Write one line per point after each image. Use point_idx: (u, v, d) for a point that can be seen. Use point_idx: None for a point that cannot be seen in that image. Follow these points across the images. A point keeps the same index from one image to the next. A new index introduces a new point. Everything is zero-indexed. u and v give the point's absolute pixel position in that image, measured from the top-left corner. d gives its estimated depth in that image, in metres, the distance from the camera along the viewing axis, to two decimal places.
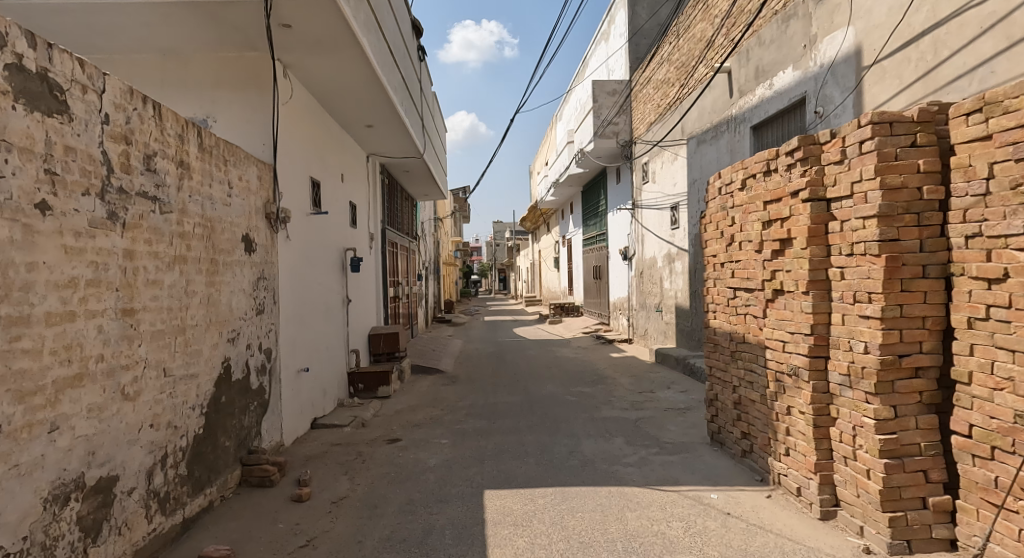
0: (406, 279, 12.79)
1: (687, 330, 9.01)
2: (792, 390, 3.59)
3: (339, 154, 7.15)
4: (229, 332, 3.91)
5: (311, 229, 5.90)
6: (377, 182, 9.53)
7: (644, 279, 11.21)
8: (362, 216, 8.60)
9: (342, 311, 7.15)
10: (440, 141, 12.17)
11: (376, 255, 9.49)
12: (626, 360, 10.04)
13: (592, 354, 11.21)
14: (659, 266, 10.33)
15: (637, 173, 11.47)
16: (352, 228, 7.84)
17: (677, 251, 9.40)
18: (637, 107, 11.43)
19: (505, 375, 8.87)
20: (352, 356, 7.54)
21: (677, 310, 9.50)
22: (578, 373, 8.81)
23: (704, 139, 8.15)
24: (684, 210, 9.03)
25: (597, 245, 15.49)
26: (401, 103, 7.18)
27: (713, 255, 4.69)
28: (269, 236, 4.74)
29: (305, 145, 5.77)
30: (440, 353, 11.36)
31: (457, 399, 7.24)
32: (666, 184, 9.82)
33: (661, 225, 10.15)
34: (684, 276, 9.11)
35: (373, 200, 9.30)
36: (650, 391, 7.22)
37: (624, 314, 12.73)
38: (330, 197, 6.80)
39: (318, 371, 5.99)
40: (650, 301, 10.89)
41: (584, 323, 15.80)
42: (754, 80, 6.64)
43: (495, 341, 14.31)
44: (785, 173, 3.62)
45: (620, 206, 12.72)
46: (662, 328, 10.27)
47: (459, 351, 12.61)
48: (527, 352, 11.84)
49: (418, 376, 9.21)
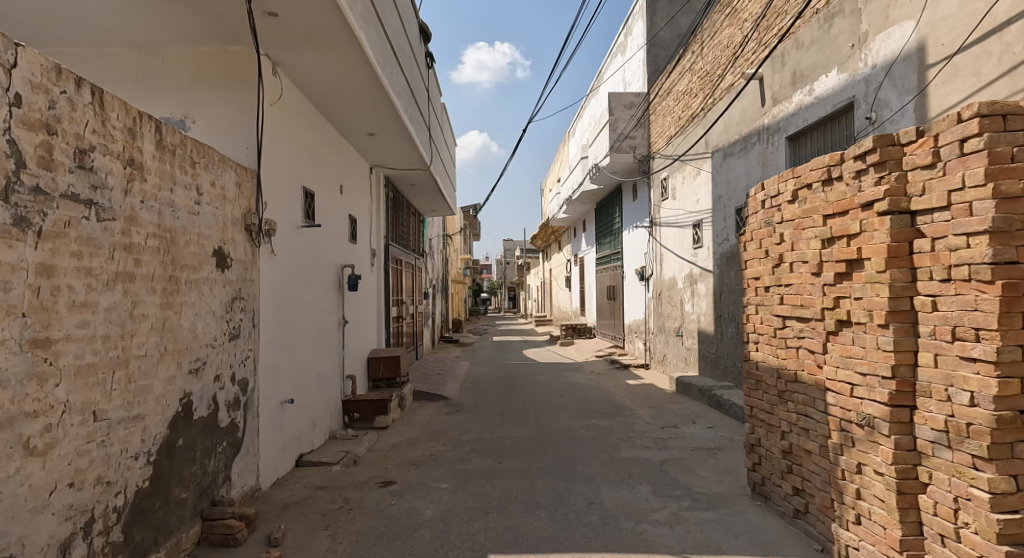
0: (412, 298, 12.27)
1: (712, 357, 8.34)
2: (865, 445, 2.94)
3: (338, 162, 6.66)
4: (192, 361, 3.35)
5: (302, 243, 5.37)
6: (381, 195, 9.06)
7: (662, 301, 10.58)
8: (364, 231, 8.10)
9: (337, 332, 6.58)
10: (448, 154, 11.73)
11: (379, 272, 8.96)
12: (644, 389, 9.36)
13: (607, 381, 10.54)
14: (679, 287, 9.71)
15: (656, 190, 10.92)
16: (351, 243, 7.31)
17: (700, 272, 8.78)
18: (656, 120, 10.91)
19: (514, 404, 8.23)
20: (348, 382, 6.96)
21: (700, 336, 8.84)
22: (594, 403, 8.15)
23: (730, 152, 7.59)
24: (709, 228, 8.43)
25: (611, 265, 14.89)
26: (406, 111, 6.68)
27: (756, 277, 4.08)
28: (249, 250, 4.20)
29: (298, 152, 5.27)
30: (445, 376, 10.75)
31: (461, 431, 6.61)
32: (688, 201, 9.25)
33: (682, 245, 9.55)
34: (709, 299, 8.48)
35: (376, 215, 8.81)
36: (674, 426, 6.55)
37: (640, 337, 12.07)
38: (327, 210, 6.28)
39: (307, 401, 5.42)
40: (669, 324, 10.23)
41: (597, 345, 15.13)
42: (791, 86, 6.08)
43: (503, 364, 13.66)
44: (853, 181, 3.02)
45: (636, 224, 12.15)
46: (683, 354, 9.60)
47: (466, 374, 11.98)
48: (538, 377, 11.18)
49: (421, 402, 8.59)
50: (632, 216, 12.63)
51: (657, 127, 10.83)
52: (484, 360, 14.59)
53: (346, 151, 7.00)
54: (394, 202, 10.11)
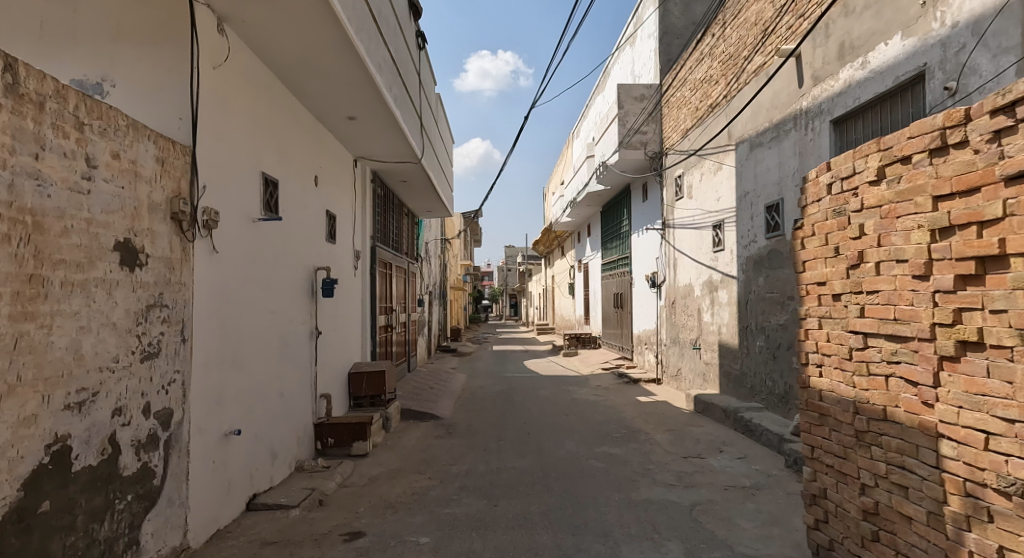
0: (405, 305, 11.44)
1: (735, 374, 7.47)
2: (1014, 522, 2.08)
3: (311, 148, 5.80)
4: (75, 392, 2.47)
5: (259, 240, 4.52)
6: (368, 191, 8.21)
7: (677, 309, 9.70)
8: (346, 229, 7.25)
9: (308, 345, 5.71)
10: (444, 150, 10.91)
11: (364, 276, 8.10)
12: (657, 407, 8.47)
13: (616, 397, 9.65)
14: (696, 295, 8.84)
15: (669, 188, 10.07)
16: (329, 242, 6.46)
17: (722, 278, 7.91)
18: (669, 113, 10.09)
19: (514, 425, 7.34)
20: (323, 402, 6.09)
21: (721, 349, 7.95)
22: (604, 425, 7.26)
23: (759, 142, 6.75)
24: (731, 229, 7.58)
25: (618, 271, 14.04)
26: (389, 90, 5.83)
27: (820, 282, 3.21)
28: (179, 245, 3.33)
29: (253, 129, 4.42)
30: (438, 391, 9.87)
31: (451, 462, 5.72)
32: (707, 199, 8.40)
33: (700, 248, 8.68)
34: (732, 308, 7.60)
35: (361, 212, 7.97)
36: (698, 456, 5.66)
37: (651, 349, 11.18)
38: (295, 202, 5.42)
39: (264, 429, 4.53)
40: (685, 336, 9.34)
41: (603, 356, 14.25)
42: (839, 61, 5.23)
43: (502, 376, 12.78)
44: (988, 148, 2.18)
45: (647, 227, 11.30)
46: (700, 369, 8.71)
47: (463, 388, 11.11)
48: (540, 393, 10.28)
49: (410, 423, 7.71)
50: (642, 218, 11.77)
51: (671, 121, 10.00)
52: (483, 371, 13.73)
53: (321, 137, 6.17)
54: (383, 200, 9.27)
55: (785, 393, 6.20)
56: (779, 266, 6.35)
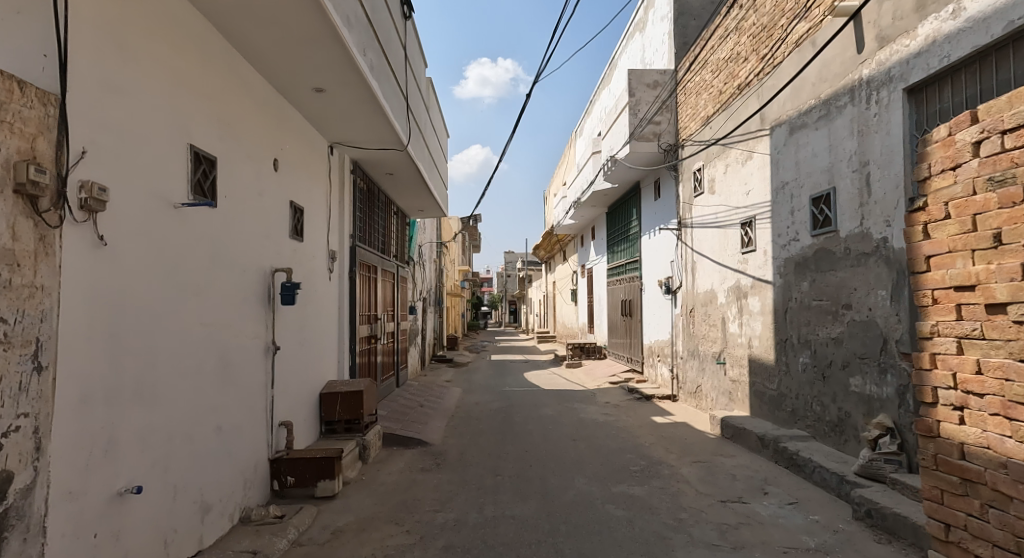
0: (394, 313, 10.42)
1: (771, 395, 6.44)
2: None
3: (268, 124, 4.81)
4: None
5: (185, 232, 3.51)
6: (346, 183, 7.21)
7: (696, 318, 8.70)
8: (317, 225, 6.24)
9: (262, 362, 4.68)
10: (435, 142, 9.92)
11: (342, 280, 7.09)
12: (677, 431, 7.45)
13: (628, 418, 8.63)
14: (720, 303, 7.85)
15: (686, 184, 9.10)
16: (293, 239, 5.44)
17: (752, 283, 6.92)
18: (687, 101, 9.11)
19: (513, 455, 6.33)
20: (284, 431, 5.06)
21: (751, 366, 6.94)
22: (619, 455, 6.24)
23: (802, 123, 5.76)
24: (765, 226, 6.59)
25: (625, 276, 13.06)
26: (364, 55, 4.85)
27: (963, 284, 2.37)
28: (28, 231, 2.33)
29: (175, 88, 3.42)
30: (429, 411, 8.83)
31: (437, 507, 4.70)
32: (733, 194, 7.42)
33: (725, 249, 7.69)
34: (766, 318, 6.60)
35: (338, 208, 6.97)
36: (739, 501, 4.64)
37: (666, 363, 10.16)
38: (245, 188, 4.41)
39: (188, 477, 3.49)
40: (707, 349, 8.33)
41: (610, 368, 13.25)
42: (916, 15, 4.25)
43: (501, 391, 11.75)
44: None
45: (660, 227, 10.31)
46: (725, 387, 7.70)
47: (457, 405, 10.09)
48: (543, 411, 9.26)
49: (394, 450, 6.68)
50: (654, 218, 10.79)
51: (689, 109, 9.03)
52: (480, 384, 12.70)
53: (284, 114, 5.17)
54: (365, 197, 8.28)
55: (839, 422, 5.15)
56: (829, 269, 5.33)
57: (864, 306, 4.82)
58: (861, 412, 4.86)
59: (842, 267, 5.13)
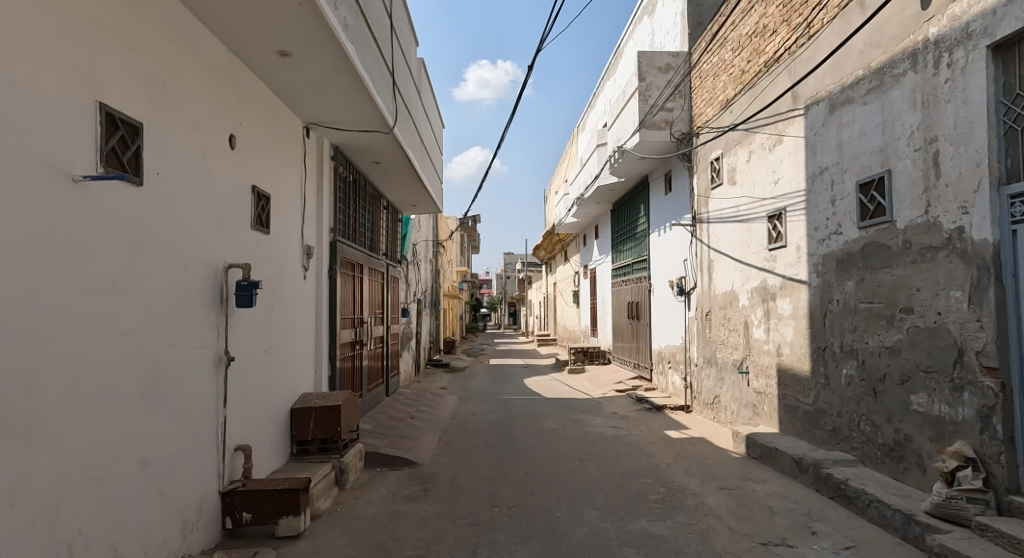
0: (384, 316, 9.67)
1: (806, 411, 5.67)
2: None
3: (220, 92, 4.04)
4: None
5: (92, 216, 2.75)
6: (326, 170, 6.45)
7: (715, 322, 7.96)
8: (289, 216, 5.47)
9: (212, 376, 3.91)
10: (429, 130, 9.17)
11: (322, 278, 6.32)
12: (695, 448, 6.70)
13: (639, 431, 7.88)
14: (743, 305, 7.10)
15: (703, 175, 8.35)
16: (256, 231, 4.68)
17: (782, 284, 6.18)
18: (703, 85, 8.36)
19: (513, 479, 5.57)
20: (241, 456, 4.28)
21: (781, 377, 6.19)
22: (632, 480, 5.48)
23: (846, 98, 5.01)
24: (798, 219, 5.84)
25: (632, 277, 12.33)
26: (336, 11, 4.09)
27: None
28: None
29: (76, 29, 2.67)
30: (420, 424, 8.06)
31: (421, 551, 3.92)
32: (757, 183, 6.68)
33: (748, 246, 6.95)
34: (799, 323, 5.85)
35: (314, 198, 6.19)
36: (784, 543, 3.87)
37: (679, 370, 9.43)
38: (188, 165, 3.65)
39: (93, 530, 2.71)
40: (726, 357, 7.59)
41: (616, 374, 12.51)
42: None
43: (500, 399, 10.99)
44: None
45: (673, 223, 9.58)
46: (748, 400, 6.96)
47: (452, 415, 9.32)
48: (546, 423, 8.50)
49: (378, 472, 5.91)
50: (666, 214, 10.06)
51: (704, 94, 8.27)
52: (478, 392, 11.95)
53: (244, 83, 4.41)
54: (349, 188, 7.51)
55: (896, 446, 4.38)
56: (882, 266, 4.57)
57: (931, 309, 4.05)
58: (928, 436, 4.09)
59: (899, 264, 4.36)
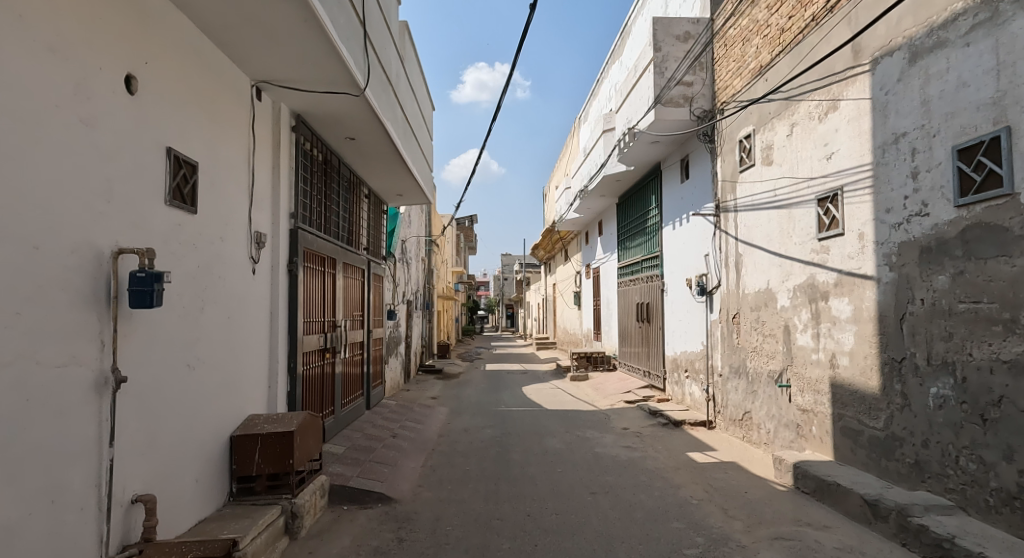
0: (365, 319, 8.58)
1: (875, 438, 4.58)
2: None
3: (110, 14, 2.96)
4: None
5: None
6: (286, 143, 5.36)
7: (745, 326, 6.89)
8: (230, 194, 4.36)
9: (93, 403, 2.80)
10: (414, 107, 8.09)
11: (280, 273, 5.22)
12: (729, 477, 5.61)
13: (657, 453, 6.80)
14: (782, 307, 6.06)
15: (730, 156, 7.30)
16: (176, 207, 3.58)
17: (837, 280, 5.10)
18: (728, 54, 7.31)
19: (512, 524, 4.49)
20: (141, 510, 3.14)
21: (837, 393, 5.11)
22: (659, 525, 4.40)
23: (936, 44, 3.96)
24: (860, 200, 4.77)
25: (642, 276, 11.28)
26: None
27: None
28: None
29: None
30: (404, 446, 6.96)
31: None
32: (803, 160, 5.63)
33: (790, 236, 5.88)
34: (863, 327, 4.76)
35: (269, 176, 5.10)
36: None
37: (700, 380, 8.36)
38: (43, 104, 2.54)
39: None
40: (761, 367, 6.52)
41: (624, 383, 11.45)
42: None
43: (496, 411, 9.90)
44: None
45: (693, 214, 8.54)
46: (790, 419, 5.88)
47: (441, 432, 8.22)
48: (549, 442, 7.42)
49: (345, 512, 4.80)
50: (684, 205, 9.02)
51: (731, 64, 7.21)
52: (472, 402, 10.87)
53: (152, 8, 3.31)
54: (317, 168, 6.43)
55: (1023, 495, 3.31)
56: (993, 255, 3.51)
57: None
58: None
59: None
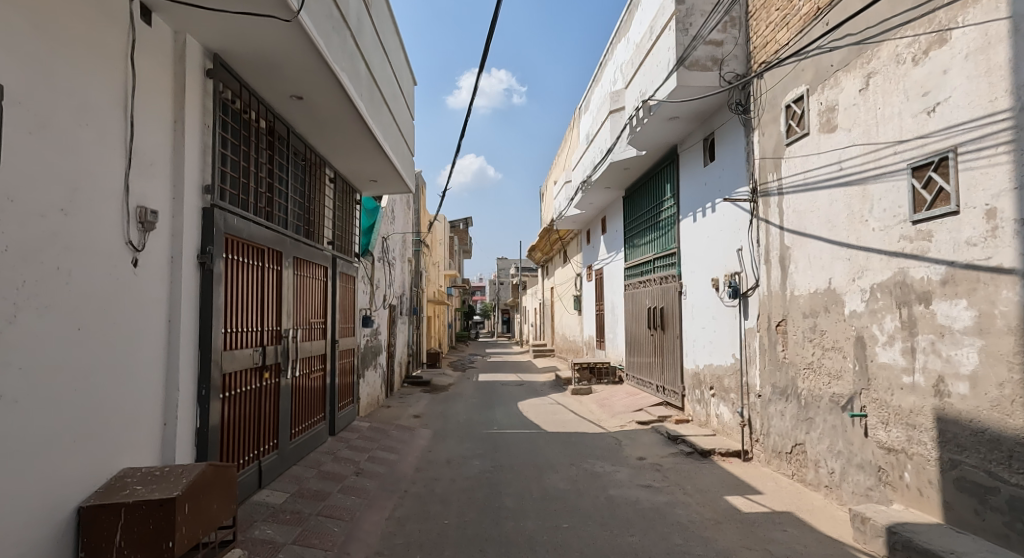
0: (330, 326, 7.20)
1: (1022, 501, 3.22)
2: None
3: None
4: None
5: None
6: (196, 91, 3.97)
7: (799, 336, 5.53)
8: (85, 149, 2.97)
9: None
10: (388, 72, 6.78)
11: (183, 267, 3.82)
12: (791, 539, 4.22)
13: (687, 496, 5.41)
14: (850, 313, 4.73)
15: (773, 127, 5.99)
16: None
17: (945, 276, 3.76)
18: (770, 3, 6.02)
19: None
20: None
21: (948, 431, 3.72)
22: None
23: None
24: (988, 162, 3.44)
25: (655, 276, 9.96)
26: None
27: None
28: None
29: None
30: (370, 489, 5.57)
31: None
32: (884, 119, 4.32)
33: (865, 220, 4.54)
34: (994, 342, 3.41)
35: (166, 132, 3.70)
36: None
37: (732, 401, 6.99)
38: None
39: None
40: (822, 388, 5.15)
41: (634, 399, 10.10)
42: None
43: (488, 434, 8.51)
44: None
45: (722, 201, 7.22)
46: (867, 459, 4.51)
47: (422, 463, 6.84)
48: (551, 480, 6.02)
49: None
50: (708, 192, 7.70)
51: (774, 14, 5.92)
52: (460, 422, 9.47)
53: None
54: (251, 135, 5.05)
55: None
56: None
57: None
58: None
59: None
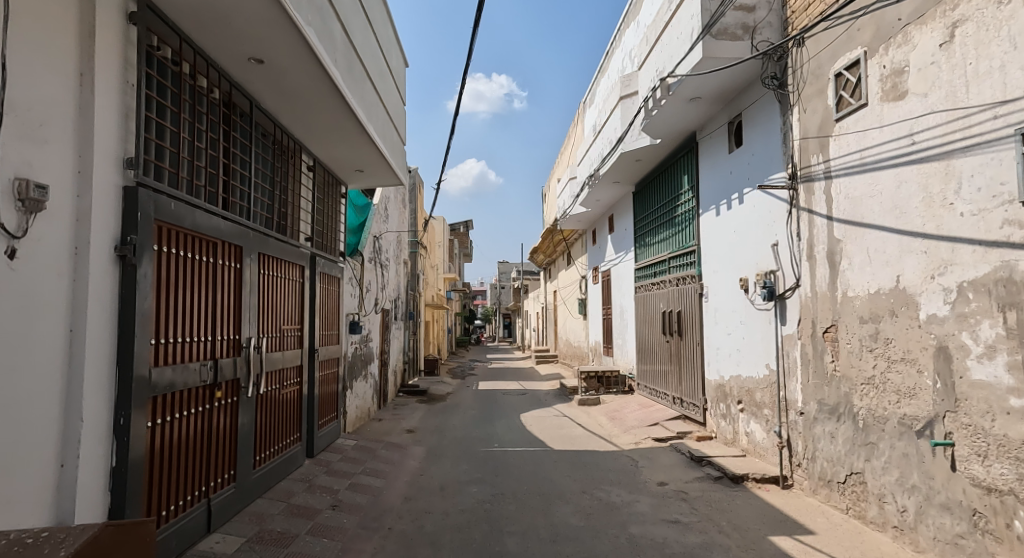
0: (307, 334, 6.33)
1: None
2: None
3: None
4: None
5: None
6: (114, 37, 3.12)
7: (855, 346, 4.68)
8: None
9: None
10: (371, 43, 5.96)
11: (91, 260, 2.95)
12: None
13: (724, 536, 4.55)
14: (928, 317, 3.90)
15: (817, 102, 5.16)
16: None
17: None
18: None
19: None
20: None
21: None
22: None
23: None
24: None
25: (670, 277, 9.12)
26: None
27: None
28: None
29: None
30: (349, 527, 4.71)
31: None
32: (980, 77, 3.50)
33: (950, 203, 3.70)
34: None
35: (67, 86, 2.85)
36: None
37: (765, 418, 6.14)
38: None
39: None
40: (887, 408, 4.30)
41: (648, 411, 9.23)
42: None
43: (488, 453, 7.65)
44: None
45: (753, 190, 6.38)
46: (955, 499, 3.65)
47: (412, 490, 5.98)
48: (561, 513, 5.16)
49: None
50: (734, 181, 6.86)
51: None
52: (458, 438, 8.61)
53: None
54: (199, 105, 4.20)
55: None
56: None
57: None
58: None
59: None
